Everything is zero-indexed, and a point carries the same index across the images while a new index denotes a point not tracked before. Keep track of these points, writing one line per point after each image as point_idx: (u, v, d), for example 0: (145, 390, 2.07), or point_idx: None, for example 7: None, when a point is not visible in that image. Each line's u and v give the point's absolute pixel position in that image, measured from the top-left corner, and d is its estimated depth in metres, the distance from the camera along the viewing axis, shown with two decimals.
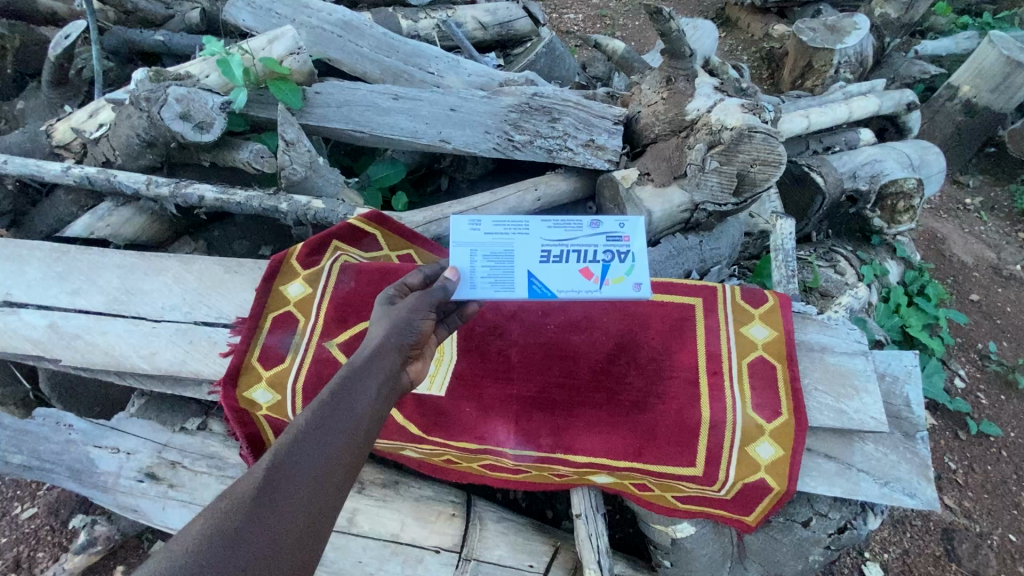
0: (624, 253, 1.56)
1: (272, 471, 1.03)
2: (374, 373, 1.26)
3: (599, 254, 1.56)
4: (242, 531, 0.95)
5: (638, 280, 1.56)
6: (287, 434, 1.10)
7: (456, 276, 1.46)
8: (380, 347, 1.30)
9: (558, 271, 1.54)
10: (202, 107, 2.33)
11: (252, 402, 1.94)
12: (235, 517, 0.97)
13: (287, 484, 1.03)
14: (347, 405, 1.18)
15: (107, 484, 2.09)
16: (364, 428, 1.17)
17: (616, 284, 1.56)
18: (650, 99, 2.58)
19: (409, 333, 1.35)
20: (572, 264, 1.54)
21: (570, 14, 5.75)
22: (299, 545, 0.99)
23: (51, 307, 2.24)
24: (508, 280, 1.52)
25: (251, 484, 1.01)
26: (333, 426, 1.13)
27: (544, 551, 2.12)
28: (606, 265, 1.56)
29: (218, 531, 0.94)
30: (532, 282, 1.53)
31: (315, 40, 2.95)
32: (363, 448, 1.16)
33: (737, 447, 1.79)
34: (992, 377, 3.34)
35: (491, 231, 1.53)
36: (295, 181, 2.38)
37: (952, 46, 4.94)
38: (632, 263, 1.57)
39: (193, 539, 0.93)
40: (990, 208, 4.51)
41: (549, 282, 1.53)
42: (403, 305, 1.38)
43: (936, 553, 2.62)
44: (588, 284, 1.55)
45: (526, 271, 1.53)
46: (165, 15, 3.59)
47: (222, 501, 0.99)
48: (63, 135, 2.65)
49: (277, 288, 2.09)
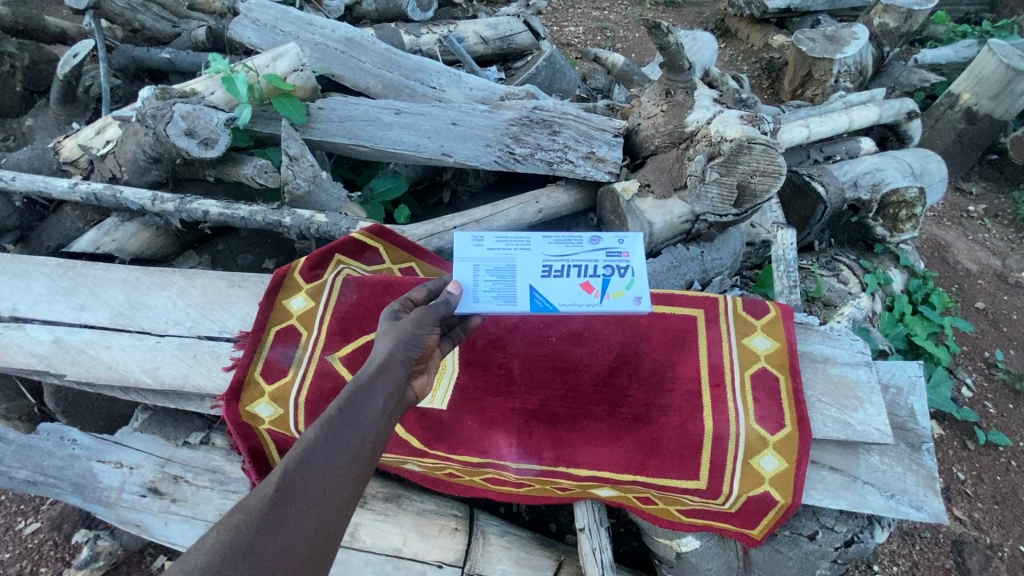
0: (623, 268, 1.57)
1: (282, 486, 1.03)
2: (381, 388, 1.26)
3: (600, 268, 1.57)
4: (252, 547, 0.95)
5: (638, 294, 1.56)
6: (296, 449, 1.10)
7: (457, 290, 1.46)
8: (385, 361, 1.30)
9: (559, 286, 1.54)
10: (207, 123, 2.36)
11: (254, 416, 1.95)
12: (247, 531, 0.97)
13: (298, 499, 1.03)
14: (354, 420, 1.18)
15: (110, 498, 2.09)
16: (372, 441, 1.18)
17: (617, 298, 1.56)
18: (650, 111, 2.59)
19: (415, 346, 1.35)
20: (572, 278, 1.55)
21: (570, 27, 5.80)
22: (311, 558, 1.00)
23: (56, 322, 2.25)
24: (509, 293, 1.52)
25: (262, 499, 1.01)
26: (340, 441, 1.13)
27: (548, 566, 2.11)
28: (606, 279, 1.56)
29: (230, 545, 0.95)
30: (534, 297, 1.53)
31: (320, 57, 2.99)
32: (369, 461, 1.16)
33: (741, 460, 1.78)
34: (1000, 387, 3.31)
35: (493, 246, 1.54)
36: (298, 195, 2.42)
37: (952, 54, 4.95)
38: (632, 277, 1.57)
39: (207, 553, 0.93)
40: (993, 215, 4.47)
41: (551, 295, 1.53)
42: (406, 320, 1.38)
43: (946, 565, 2.59)
44: (589, 297, 1.55)
45: (528, 285, 1.53)
46: (172, 33, 3.61)
47: (234, 515, 0.99)
48: (71, 152, 2.69)
49: (279, 302, 2.10)
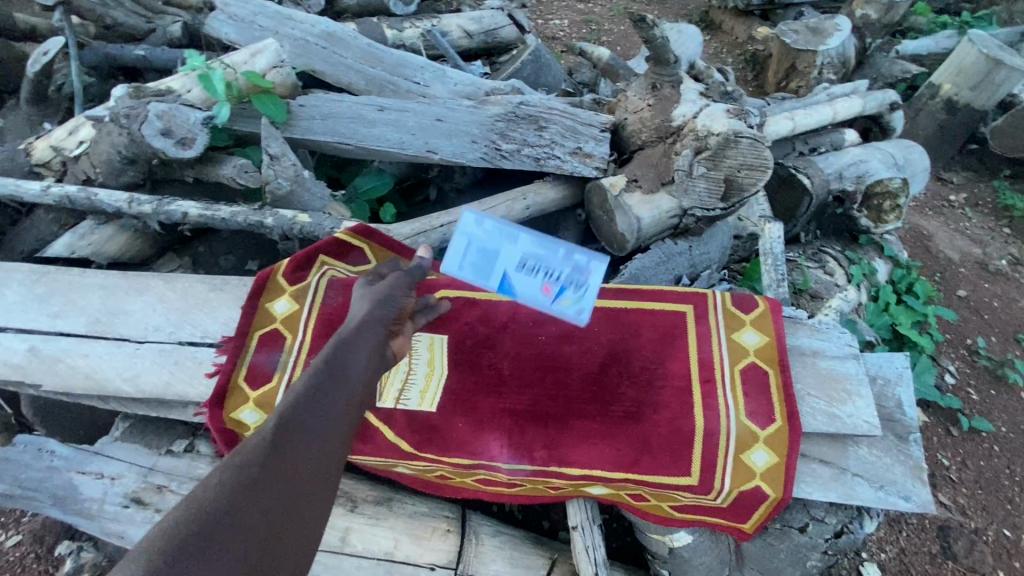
0: (580, 285, 1.51)
1: (282, 427, 1.00)
2: (365, 343, 1.25)
3: (563, 279, 1.51)
4: (260, 482, 0.91)
5: (581, 311, 1.52)
6: (288, 397, 1.07)
7: (429, 254, 1.51)
8: (366, 320, 1.30)
9: (524, 284, 1.52)
10: (183, 123, 2.29)
11: (240, 422, 1.91)
12: (252, 467, 0.93)
13: (299, 439, 1.00)
14: (343, 370, 1.16)
15: (92, 510, 2.03)
16: (361, 391, 1.17)
17: (564, 307, 1.54)
18: (636, 105, 2.56)
19: (392, 306, 1.36)
20: (536, 281, 1.52)
21: (555, 20, 5.75)
22: (317, 494, 0.98)
23: (31, 330, 2.19)
24: (483, 274, 1.54)
25: (263, 438, 0.97)
26: (331, 389, 1.12)
27: (541, 565, 2.09)
28: (563, 290, 1.52)
29: (238, 480, 0.91)
30: (502, 284, 1.54)
31: (300, 53, 2.93)
32: (358, 410, 1.15)
33: (732, 456, 1.78)
34: (983, 373, 3.36)
35: (489, 231, 1.50)
36: (280, 195, 2.37)
37: (932, 45, 5.01)
38: (583, 295, 1.51)
39: (215, 488, 0.88)
40: (974, 204, 4.55)
41: (514, 289, 1.53)
42: (382, 284, 1.41)
43: (932, 551, 2.62)
44: (542, 300, 1.53)
45: (502, 273, 1.53)
46: (146, 29, 3.52)
47: (237, 454, 0.95)
48: (42, 153, 2.60)
49: (262, 306, 2.05)
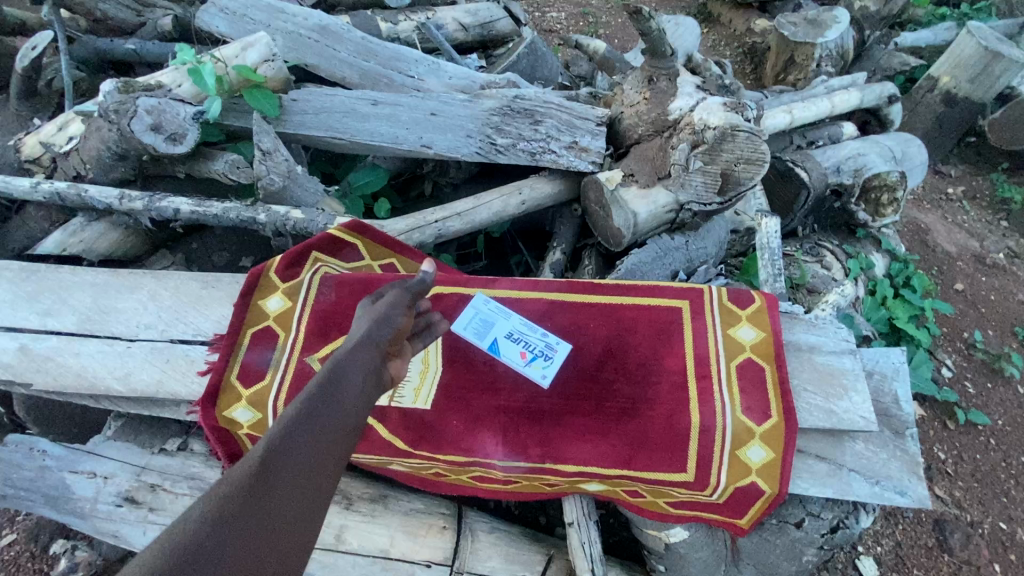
0: (548, 356, 1.89)
1: (269, 454, 0.96)
2: (359, 366, 1.21)
3: (537, 348, 1.91)
4: (243, 516, 0.88)
5: (546, 374, 1.87)
6: (279, 421, 1.03)
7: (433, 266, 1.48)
8: (362, 341, 1.26)
9: (508, 350, 1.92)
10: (174, 118, 2.28)
11: (232, 421, 1.89)
12: (236, 499, 0.89)
13: (287, 468, 0.96)
14: (336, 394, 1.12)
15: (85, 509, 2.02)
16: (354, 415, 1.13)
17: (532, 369, 1.88)
18: (633, 99, 2.54)
19: (388, 328, 1.32)
20: (517, 347, 1.92)
21: (552, 12, 5.70)
22: (302, 528, 0.93)
23: (21, 329, 2.17)
24: (480, 334, 1.96)
25: (250, 467, 0.93)
26: (323, 414, 1.07)
27: (537, 561, 2.09)
28: (535, 357, 1.90)
29: (220, 514, 0.86)
30: (490, 346, 1.94)
31: (293, 47, 2.90)
32: (351, 436, 1.11)
33: (728, 451, 1.77)
34: (979, 365, 3.36)
35: (491, 308, 2.01)
36: (273, 190, 2.31)
37: (931, 37, 4.99)
38: (550, 364, 1.88)
39: (196, 522, 0.84)
40: (971, 198, 4.54)
41: (499, 351, 1.92)
42: (380, 304, 1.38)
43: (928, 544, 2.62)
44: (517, 361, 1.90)
45: (493, 337, 1.95)
46: (136, 22, 3.48)
47: (221, 485, 0.90)
48: (32, 149, 2.56)
49: (254, 303, 2.04)
